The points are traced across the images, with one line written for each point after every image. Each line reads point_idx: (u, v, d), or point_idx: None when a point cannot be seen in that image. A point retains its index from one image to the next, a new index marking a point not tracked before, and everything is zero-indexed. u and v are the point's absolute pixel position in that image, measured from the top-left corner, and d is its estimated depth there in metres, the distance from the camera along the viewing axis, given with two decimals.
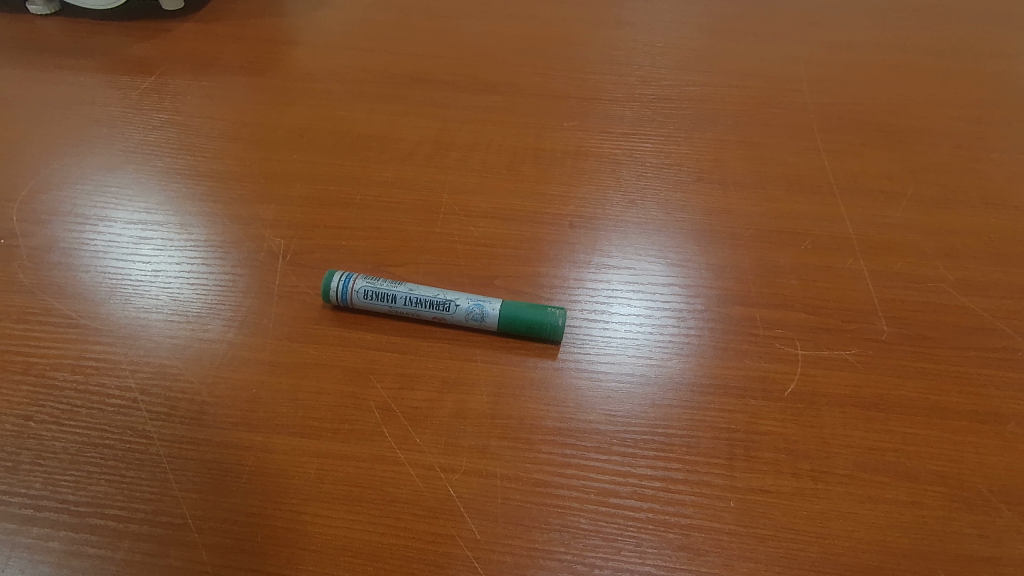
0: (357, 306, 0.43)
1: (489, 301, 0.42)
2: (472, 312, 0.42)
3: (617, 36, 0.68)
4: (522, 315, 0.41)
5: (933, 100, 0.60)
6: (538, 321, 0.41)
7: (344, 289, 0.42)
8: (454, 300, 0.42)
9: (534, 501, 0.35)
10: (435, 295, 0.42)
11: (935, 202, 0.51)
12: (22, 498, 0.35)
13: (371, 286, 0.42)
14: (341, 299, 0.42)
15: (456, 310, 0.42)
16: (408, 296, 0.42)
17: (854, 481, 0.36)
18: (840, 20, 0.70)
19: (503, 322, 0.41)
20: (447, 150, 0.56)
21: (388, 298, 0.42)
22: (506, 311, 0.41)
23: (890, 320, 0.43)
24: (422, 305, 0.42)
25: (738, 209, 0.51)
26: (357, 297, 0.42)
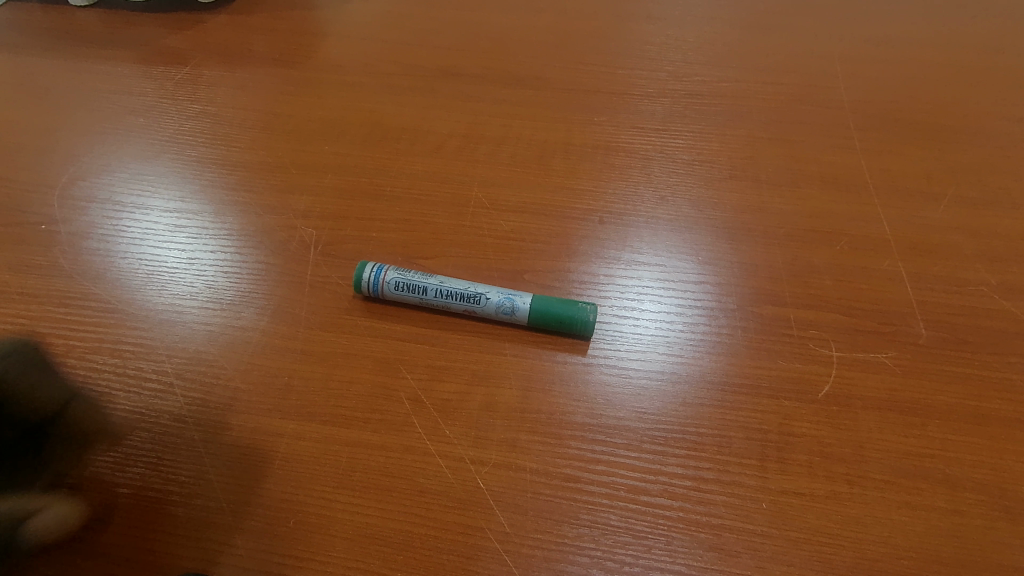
0: (387, 298, 0.43)
1: (520, 295, 0.42)
2: (503, 306, 0.42)
3: (647, 31, 0.68)
4: (552, 309, 0.41)
5: (975, 98, 0.59)
6: (568, 316, 0.41)
7: (376, 280, 0.42)
8: (484, 293, 0.42)
9: (564, 496, 0.35)
10: (466, 288, 0.42)
11: (976, 204, 0.50)
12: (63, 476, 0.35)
13: (403, 278, 0.42)
14: (372, 290, 0.43)
15: (487, 303, 0.42)
16: (439, 289, 0.42)
17: (890, 486, 0.35)
18: (878, 16, 0.68)
19: (533, 316, 0.41)
20: (477, 143, 0.56)
21: (419, 290, 0.42)
22: (537, 306, 0.41)
23: (929, 323, 0.42)
24: (452, 298, 0.42)
25: (772, 207, 0.50)
26: (388, 289, 0.42)
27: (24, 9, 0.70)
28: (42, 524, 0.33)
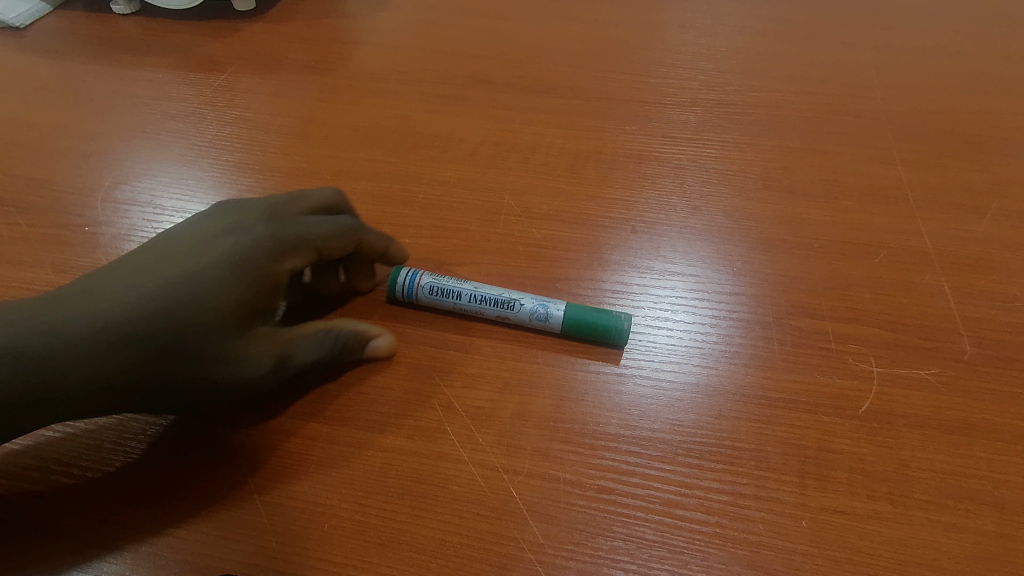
0: (420, 302, 0.43)
1: (554, 303, 0.42)
2: (536, 312, 0.42)
3: (679, 40, 0.67)
4: (585, 317, 0.41)
5: (1019, 110, 0.57)
6: (601, 323, 0.41)
7: (410, 285, 0.43)
8: (518, 300, 0.42)
9: (598, 508, 0.34)
10: (500, 293, 0.42)
11: (1021, 218, 0.48)
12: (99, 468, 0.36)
13: (436, 283, 0.43)
14: (405, 294, 0.43)
15: (521, 309, 0.42)
16: (473, 294, 0.42)
17: (936, 508, 0.34)
18: (915, 25, 0.67)
19: (566, 323, 0.41)
20: (508, 151, 0.56)
21: (453, 295, 0.42)
22: (570, 313, 0.41)
23: (974, 340, 0.41)
24: (486, 302, 0.42)
25: (808, 219, 0.49)
26: (422, 292, 0.43)
27: (69, 18, 0.72)
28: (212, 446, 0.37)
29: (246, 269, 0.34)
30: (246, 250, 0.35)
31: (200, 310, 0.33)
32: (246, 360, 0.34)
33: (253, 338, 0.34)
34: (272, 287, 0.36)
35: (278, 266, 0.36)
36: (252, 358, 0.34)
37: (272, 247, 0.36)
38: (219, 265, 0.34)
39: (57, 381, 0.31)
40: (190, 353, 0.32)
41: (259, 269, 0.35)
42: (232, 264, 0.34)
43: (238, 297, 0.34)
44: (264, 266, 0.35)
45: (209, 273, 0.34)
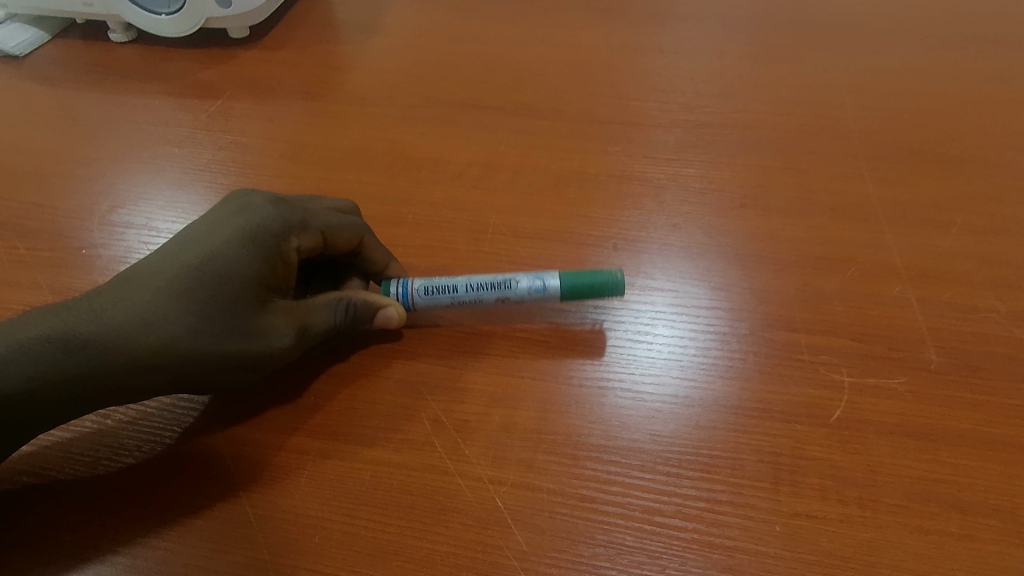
0: (420, 305, 0.44)
1: (549, 275, 0.44)
2: (534, 285, 0.43)
3: (659, 64, 0.70)
4: (582, 284, 0.43)
5: (983, 129, 0.60)
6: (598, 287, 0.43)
7: (404, 291, 0.44)
8: (514, 279, 0.44)
9: (580, 516, 0.36)
10: (495, 277, 0.44)
11: (984, 232, 0.51)
12: (88, 471, 0.38)
13: (430, 283, 0.44)
14: (404, 300, 0.44)
15: (518, 286, 0.43)
16: (468, 284, 0.44)
17: (904, 511, 0.36)
18: (887, 48, 0.70)
19: (565, 291, 0.43)
20: (495, 172, 0.58)
21: (449, 290, 0.44)
22: (567, 282, 0.43)
23: (940, 349, 0.43)
24: (483, 290, 0.43)
25: (782, 235, 0.52)
26: (420, 295, 0.44)
27: (68, 46, 0.74)
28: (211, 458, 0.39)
29: (259, 248, 0.40)
30: (258, 230, 0.40)
31: (219, 286, 0.38)
32: (268, 331, 0.39)
33: (272, 311, 0.39)
34: (282, 267, 0.41)
35: (286, 245, 0.41)
36: (273, 327, 0.39)
37: (281, 228, 0.41)
38: (238, 246, 0.39)
39: (98, 356, 0.36)
40: (215, 321, 0.37)
41: (271, 249, 0.40)
42: (246, 244, 0.39)
43: (253, 273, 0.39)
44: (275, 246, 0.40)
45: (225, 254, 0.39)
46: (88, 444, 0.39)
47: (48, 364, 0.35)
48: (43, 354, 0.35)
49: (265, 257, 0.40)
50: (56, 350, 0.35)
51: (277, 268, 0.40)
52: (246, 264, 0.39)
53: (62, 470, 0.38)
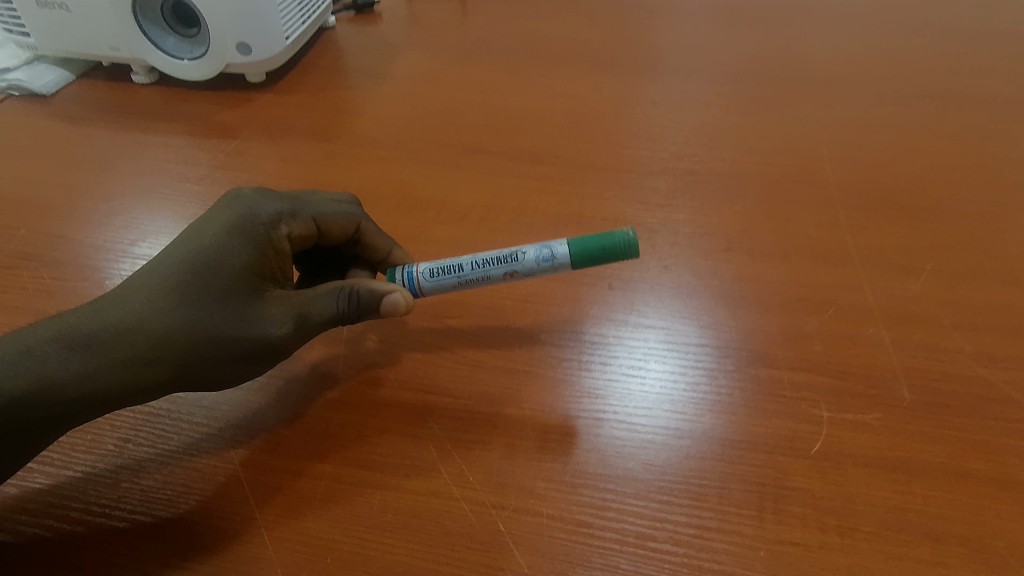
0: (429, 286, 0.47)
1: (556, 243, 0.44)
2: (542, 253, 0.44)
3: (651, 115, 0.75)
4: (590, 247, 0.43)
5: (952, 182, 0.64)
6: (607, 248, 0.43)
7: (410, 276, 0.46)
8: (521, 251, 0.45)
9: (577, 540, 0.38)
10: (501, 251, 0.45)
11: (954, 277, 0.54)
12: (111, 492, 0.41)
13: (435, 265, 0.46)
14: (413, 283, 0.47)
15: (526, 257, 0.45)
16: (474, 262, 0.45)
17: (879, 538, 0.38)
18: (863, 103, 0.75)
19: (575, 255, 0.43)
20: (497, 214, 0.61)
21: (454, 270, 0.46)
22: (575, 246, 0.43)
23: (912, 387, 0.46)
24: (488, 264, 0.45)
25: (766, 277, 0.55)
26: (427, 278, 0.46)
27: (93, 86, 0.78)
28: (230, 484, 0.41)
29: (250, 239, 0.43)
30: (248, 222, 0.44)
31: (216, 277, 0.41)
32: (266, 319, 0.42)
33: (269, 302, 0.42)
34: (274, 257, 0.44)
35: (276, 233, 0.45)
36: (271, 316, 0.42)
37: (270, 219, 0.45)
38: (230, 238, 0.42)
39: (102, 356, 0.38)
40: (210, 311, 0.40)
41: (261, 239, 0.44)
42: (236, 236, 0.43)
43: (246, 264, 0.42)
44: (265, 235, 0.44)
45: (219, 247, 0.42)
46: (112, 467, 0.43)
47: (51, 365, 0.38)
48: (47, 358, 0.37)
49: (257, 248, 0.43)
50: (61, 349, 0.38)
51: (269, 258, 0.44)
52: (238, 256, 0.42)
53: (88, 491, 0.41)
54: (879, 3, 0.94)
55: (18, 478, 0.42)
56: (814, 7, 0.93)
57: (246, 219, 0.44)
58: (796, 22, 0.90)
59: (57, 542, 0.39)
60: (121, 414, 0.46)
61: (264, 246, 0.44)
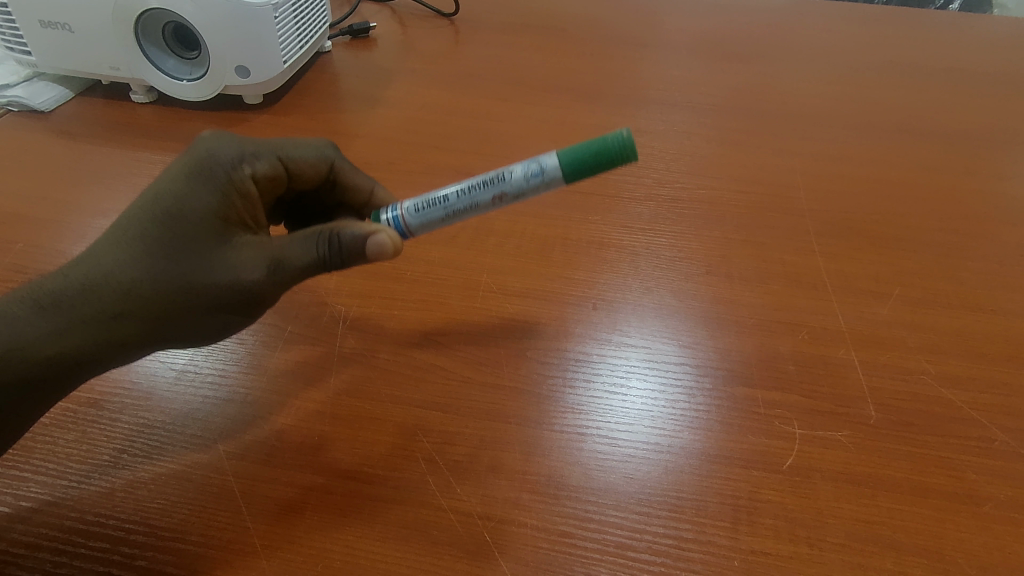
0: (416, 223, 0.49)
1: (544, 158, 0.46)
2: (531, 168, 0.46)
3: (635, 143, 0.78)
4: (580, 155, 0.44)
5: (918, 212, 0.68)
6: (596, 153, 0.44)
7: (396, 213, 0.49)
8: (508, 171, 0.46)
9: (560, 550, 0.40)
10: (489, 175, 0.47)
11: (919, 302, 0.57)
12: (104, 500, 0.42)
13: (420, 200, 0.48)
14: (401, 223, 0.49)
15: (514, 176, 0.46)
16: (459, 191, 0.47)
17: (846, 549, 0.41)
18: (835, 135, 0.79)
19: (565, 166, 0.45)
20: (486, 235, 0.63)
21: (439, 201, 0.48)
22: (564, 156, 0.45)
23: (878, 406, 0.49)
24: (475, 190, 0.47)
25: (743, 300, 0.58)
26: (413, 214, 0.48)
27: (91, 104, 0.79)
28: (227, 494, 0.43)
29: (210, 183, 0.45)
30: (209, 165, 0.46)
31: (182, 221, 0.44)
32: (237, 265, 0.44)
33: (239, 250, 0.44)
34: (238, 200, 0.47)
35: (239, 173, 0.48)
36: (242, 261, 0.44)
37: (232, 161, 0.48)
38: (193, 183, 0.45)
39: (71, 313, 0.42)
40: (173, 258, 0.43)
41: (221, 181, 0.46)
42: (198, 180, 0.45)
43: (208, 208, 0.45)
44: (227, 177, 0.47)
45: (183, 193, 0.45)
46: (105, 476, 0.44)
47: (35, 323, 0.42)
48: (22, 319, 0.42)
49: (219, 191, 0.45)
50: (44, 309, 0.42)
51: (232, 200, 0.46)
52: (199, 200, 0.45)
53: (81, 499, 0.42)
54: (851, 41, 0.99)
55: (12, 487, 0.43)
56: (791, 43, 0.98)
57: (203, 164, 0.46)
58: (773, 57, 0.94)
59: (49, 549, 0.40)
60: (116, 425, 0.47)
61: (226, 189, 0.46)
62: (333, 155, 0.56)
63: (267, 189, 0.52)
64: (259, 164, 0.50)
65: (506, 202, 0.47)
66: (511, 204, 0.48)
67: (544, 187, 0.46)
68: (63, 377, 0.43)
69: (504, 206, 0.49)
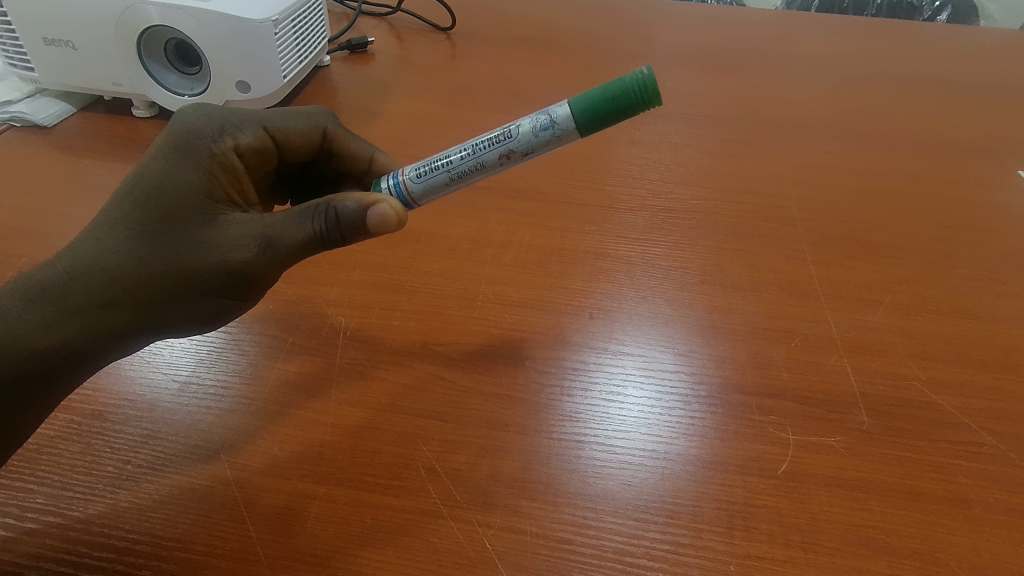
0: (419, 189, 0.50)
1: (554, 109, 0.47)
2: (540, 121, 0.47)
3: (630, 154, 0.79)
4: (593, 102, 0.45)
5: (908, 220, 0.69)
6: (610, 97, 0.45)
7: (398, 181, 0.51)
8: (516, 126, 0.48)
9: (559, 556, 0.41)
10: (497, 132, 0.48)
11: (909, 309, 0.58)
12: (109, 511, 0.43)
13: (422, 166, 0.50)
14: (404, 189, 0.51)
15: (522, 130, 0.48)
16: (463, 153, 0.49)
17: (840, 552, 0.41)
18: (826, 145, 0.80)
19: (576, 114, 0.46)
20: (484, 246, 0.64)
21: (444, 165, 0.49)
22: (575, 105, 0.46)
23: (870, 411, 0.50)
24: (481, 149, 0.48)
25: (736, 308, 0.58)
26: (415, 180, 0.50)
27: (93, 119, 0.80)
28: (229, 503, 0.43)
29: (192, 159, 0.47)
30: (190, 139, 0.48)
31: (172, 201, 0.45)
32: (231, 244, 0.45)
33: (232, 230, 0.45)
34: (222, 174, 0.48)
35: (221, 146, 0.49)
36: (231, 239, 0.45)
37: (213, 134, 0.49)
38: (178, 162, 0.47)
39: (64, 303, 0.44)
40: (161, 240, 0.44)
41: (204, 157, 0.47)
42: (182, 157, 0.47)
43: (193, 186, 0.46)
44: (209, 150, 0.48)
45: (170, 174, 0.46)
46: (110, 487, 0.44)
47: (33, 318, 0.43)
48: (11, 313, 0.43)
49: (202, 166, 0.47)
50: (43, 304, 0.44)
51: (217, 176, 0.47)
52: (183, 178, 0.46)
53: (86, 511, 0.43)
54: (841, 53, 1.01)
55: (18, 499, 0.43)
56: (782, 55, 1.00)
57: (184, 141, 0.48)
58: (765, 69, 0.96)
59: (55, 560, 0.40)
60: (120, 436, 0.47)
61: (210, 165, 0.47)
62: (322, 123, 0.58)
63: (255, 160, 0.53)
64: (243, 135, 0.51)
65: (515, 159, 0.49)
66: (519, 161, 0.49)
67: (556, 139, 0.48)
68: (61, 370, 0.44)
69: (513, 165, 0.50)
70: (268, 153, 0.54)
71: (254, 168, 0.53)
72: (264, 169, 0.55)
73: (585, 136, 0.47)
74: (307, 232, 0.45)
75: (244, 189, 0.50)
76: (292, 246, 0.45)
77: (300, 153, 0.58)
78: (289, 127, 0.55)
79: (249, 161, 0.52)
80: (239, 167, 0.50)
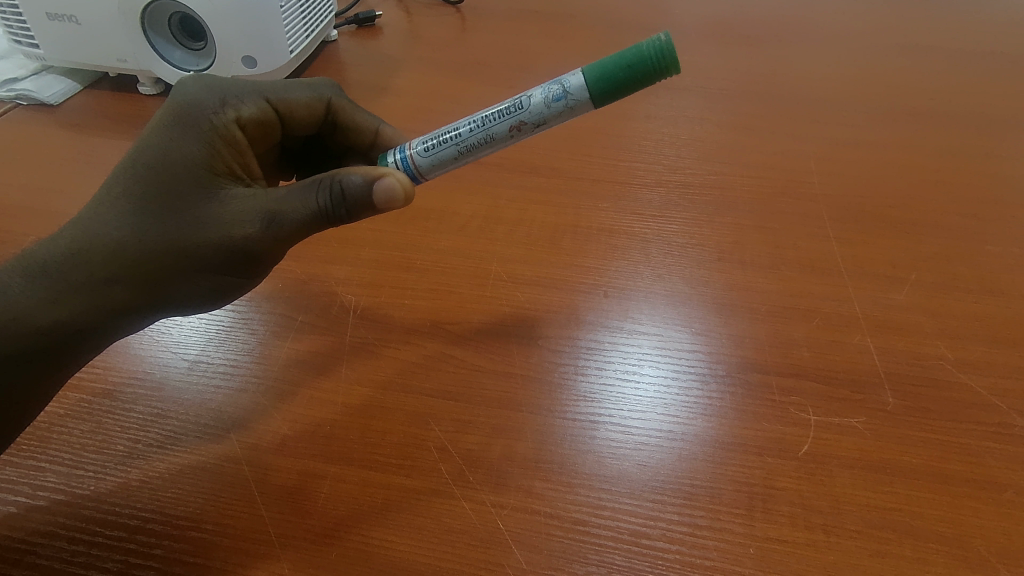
0: (426, 163, 0.49)
1: (567, 78, 0.45)
2: (552, 91, 0.45)
3: (645, 128, 0.76)
4: (607, 70, 0.43)
5: (935, 196, 0.66)
6: (626, 65, 0.43)
7: (404, 155, 0.49)
8: (527, 96, 0.46)
9: (574, 538, 0.40)
10: (508, 103, 0.46)
11: (937, 287, 0.56)
12: (120, 489, 0.42)
13: (429, 140, 0.48)
14: (411, 163, 0.49)
15: (533, 101, 0.46)
16: (472, 125, 0.47)
17: (863, 536, 0.40)
18: (850, 119, 0.77)
19: (590, 83, 0.44)
20: (496, 223, 0.63)
21: (452, 138, 0.48)
22: (589, 73, 0.44)
23: (895, 392, 0.48)
24: (491, 121, 0.47)
25: (756, 286, 0.57)
26: (422, 154, 0.49)
27: (100, 97, 0.79)
28: (241, 482, 0.43)
29: (193, 132, 0.46)
30: (192, 112, 0.46)
31: (174, 175, 0.44)
32: (235, 219, 0.43)
33: (237, 206, 0.44)
34: (225, 148, 0.47)
35: (223, 119, 0.47)
36: (236, 214, 0.44)
37: (216, 107, 0.48)
38: (181, 135, 0.45)
39: (67, 281, 0.43)
40: (163, 215, 0.44)
41: (205, 130, 0.46)
42: (184, 130, 0.46)
43: (194, 159, 0.45)
44: (211, 123, 0.47)
45: (172, 148, 0.45)
46: (120, 465, 0.44)
47: (33, 299, 0.43)
48: (11, 289, 0.43)
49: (203, 139, 0.45)
50: (43, 282, 0.43)
51: (219, 150, 0.46)
52: (185, 152, 0.45)
53: (97, 489, 0.43)
54: (865, 24, 0.96)
55: (29, 478, 0.43)
56: (802, 27, 0.96)
57: (185, 113, 0.46)
58: (785, 40, 0.93)
59: (67, 537, 0.40)
60: (130, 415, 0.47)
61: (212, 138, 0.46)
62: (327, 94, 0.57)
63: (258, 133, 0.51)
64: (245, 107, 0.49)
65: (526, 131, 0.47)
66: (530, 134, 0.48)
67: (568, 110, 0.46)
68: (63, 348, 0.44)
69: (523, 137, 0.48)
70: (272, 125, 0.53)
71: (257, 141, 0.52)
72: (266, 142, 0.54)
73: (599, 107, 0.46)
74: (312, 207, 0.44)
75: (247, 164, 0.49)
76: (297, 222, 0.44)
77: (304, 126, 0.56)
78: (294, 99, 0.54)
79: (252, 134, 0.51)
80: (241, 141, 0.48)
